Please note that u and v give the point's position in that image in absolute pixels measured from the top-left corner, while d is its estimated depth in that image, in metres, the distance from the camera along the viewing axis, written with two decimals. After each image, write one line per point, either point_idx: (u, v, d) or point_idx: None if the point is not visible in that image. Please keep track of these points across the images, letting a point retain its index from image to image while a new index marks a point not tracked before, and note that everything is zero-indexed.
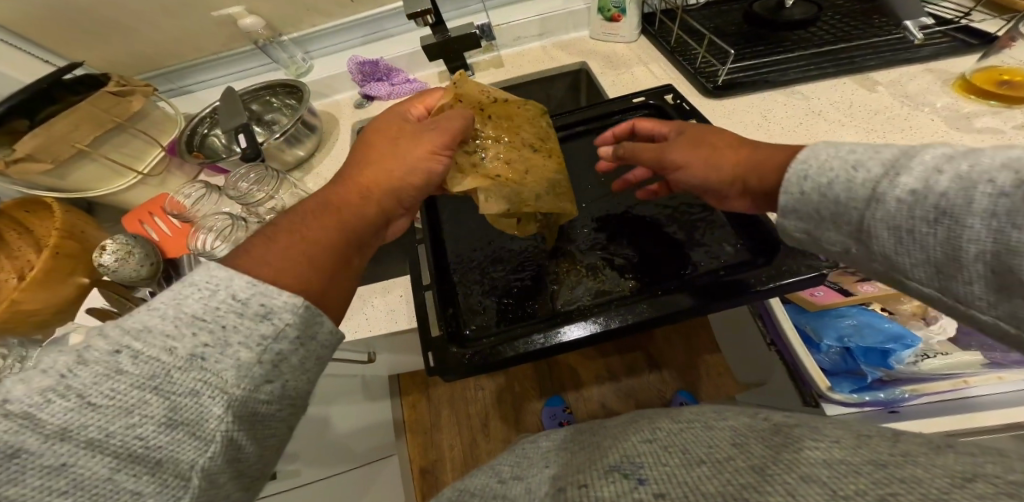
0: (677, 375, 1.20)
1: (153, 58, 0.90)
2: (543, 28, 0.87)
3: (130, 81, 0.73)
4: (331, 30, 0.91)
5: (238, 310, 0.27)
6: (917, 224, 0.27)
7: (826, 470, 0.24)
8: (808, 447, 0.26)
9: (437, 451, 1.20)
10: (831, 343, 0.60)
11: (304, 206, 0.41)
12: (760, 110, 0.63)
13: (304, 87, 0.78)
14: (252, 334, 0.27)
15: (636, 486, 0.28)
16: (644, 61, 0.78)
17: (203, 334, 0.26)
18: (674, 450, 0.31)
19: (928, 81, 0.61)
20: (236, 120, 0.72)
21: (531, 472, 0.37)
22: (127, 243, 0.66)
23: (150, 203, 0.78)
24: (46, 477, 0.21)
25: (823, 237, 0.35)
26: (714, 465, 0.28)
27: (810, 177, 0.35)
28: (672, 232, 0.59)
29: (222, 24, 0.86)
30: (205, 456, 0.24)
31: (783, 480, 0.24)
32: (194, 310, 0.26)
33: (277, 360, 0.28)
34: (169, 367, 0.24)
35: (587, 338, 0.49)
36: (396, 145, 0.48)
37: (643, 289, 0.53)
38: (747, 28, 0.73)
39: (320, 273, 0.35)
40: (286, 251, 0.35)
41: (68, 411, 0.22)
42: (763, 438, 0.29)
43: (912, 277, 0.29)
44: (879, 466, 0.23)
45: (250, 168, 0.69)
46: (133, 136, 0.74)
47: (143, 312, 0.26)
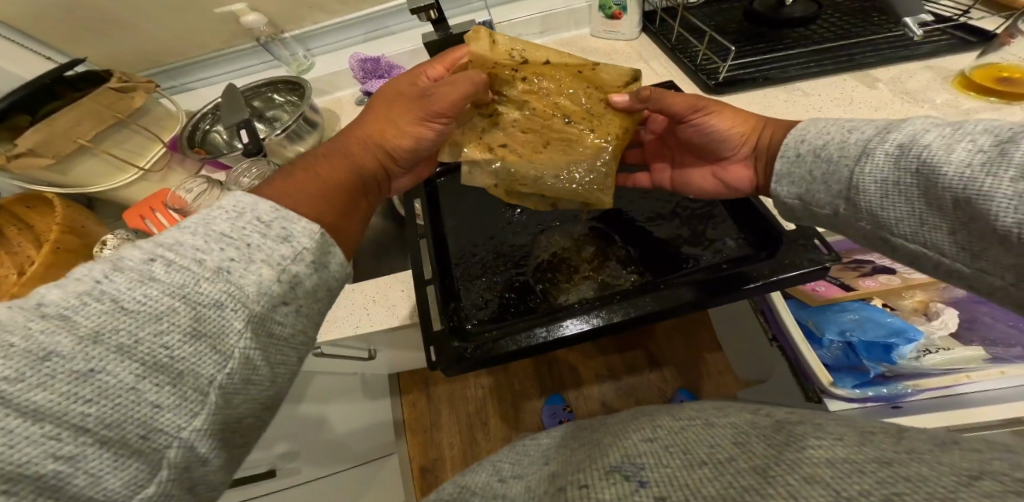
0: (677, 373, 1.20)
1: (156, 56, 0.90)
2: (545, 26, 0.87)
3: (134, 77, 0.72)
4: (333, 27, 0.91)
5: (262, 230, 0.28)
6: (901, 175, 0.33)
7: (829, 471, 0.24)
8: (811, 446, 0.27)
9: (437, 450, 1.20)
10: (833, 337, 0.61)
11: (319, 150, 0.45)
12: (761, 105, 0.63)
13: (305, 84, 0.79)
14: (273, 254, 0.28)
15: (636, 488, 0.28)
16: (645, 58, 0.79)
17: (230, 249, 0.26)
18: (675, 450, 0.31)
19: (927, 79, 0.61)
20: (238, 116, 0.72)
21: (530, 470, 0.38)
22: (126, 237, 0.69)
23: (153, 198, 0.77)
24: (75, 382, 0.21)
25: (813, 197, 0.40)
26: (716, 467, 0.28)
27: (806, 140, 0.42)
28: (674, 228, 0.59)
29: (224, 21, 0.86)
30: (223, 371, 0.25)
31: (785, 481, 0.24)
32: (222, 229, 0.27)
33: (294, 282, 0.28)
34: (198, 278, 0.25)
35: (583, 334, 0.49)
36: (393, 107, 0.49)
37: (644, 283, 0.54)
38: (748, 26, 0.73)
39: (328, 201, 0.37)
40: (298, 178, 0.37)
41: (102, 314, 0.22)
42: (765, 436, 0.30)
43: (898, 233, 0.34)
44: (884, 464, 0.23)
45: (252, 164, 0.70)
46: (135, 132, 0.74)
47: (173, 231, 0.27)
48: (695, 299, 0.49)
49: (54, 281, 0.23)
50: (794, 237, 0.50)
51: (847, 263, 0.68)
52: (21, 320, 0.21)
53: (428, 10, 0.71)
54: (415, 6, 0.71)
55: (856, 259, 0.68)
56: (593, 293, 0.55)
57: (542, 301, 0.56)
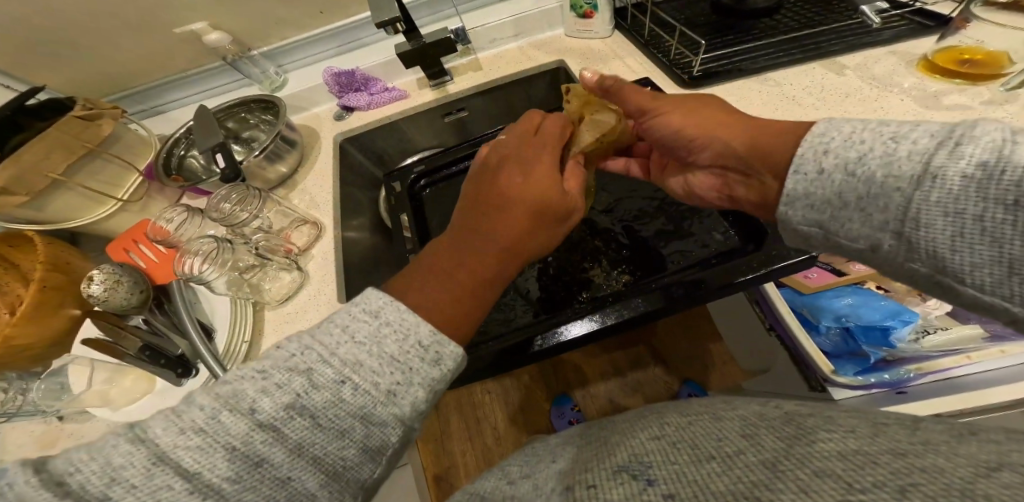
0: (683, 366, 1.23)
1: (120, 79, 0.88)
2: (519, 28, 0.87)
3: (97, 104, 0.71)
4: (302, 42, 0.89)
5: (421, 353, 0.31)
6: (989, 208, 0.25)
7: (841, 463, 0.25)
8: (823, 439, 0.28)
9: (450, 458, 1.22)
10: (831, 324, 0.62)
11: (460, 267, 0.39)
12: (736, 98, 0.63)
13: (280, 101, 0.75)
14: (428, 377, 0.31)
15: (645, 487, 0.29)
16: (620, 55, 0.79)
17: (397, 372, 0.30)
18: (683, 446, 0.32)
19: (892, 64, 0.59)
20: (213, 139, 0.71)
21: (538, 468, 0.39)
22: (114, 272, 0.68)
23: (134, 229, 0.77)
24: (275, 487, 0.26)
25: (842, 227, 0.34)
26: (724, 461, 0.29)
27: (832, 151, 0.34)
28: (661, 224, 0.60)
29: (187, 41, 0.84)
30: (374, 473, 0.30)
31: (797, 475, 0.25)
32: (392, 351, 0.30)
33: (435, 399, 0.32)
34: (374, 401, 0.29)
35: (585, 337, 0.50)
36: (542, 221, 0.44)
37: (636, 284, 0.54)
38: (715, 18, 0.73)
39: (467, 309, 0.38)
40: (444, 300, 0.37)
41: (304, 428, 0.27)
42: (774, 429, 0.31)
43: (968, 281, 0.27)
44: (899, 456, 0.25)
45: (230, 189, 0.70)
46: (107, 162, 0.72)
47: (351, 344, 0.30)
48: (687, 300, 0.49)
49: (261, 385, 0.27)
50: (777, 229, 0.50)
51: None
52: (245, 426, 0.26)
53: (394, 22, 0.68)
54: (378, 21, 0.67)
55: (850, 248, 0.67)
56: (588, 297, 0.55)
57: (529, 311, 0.56)
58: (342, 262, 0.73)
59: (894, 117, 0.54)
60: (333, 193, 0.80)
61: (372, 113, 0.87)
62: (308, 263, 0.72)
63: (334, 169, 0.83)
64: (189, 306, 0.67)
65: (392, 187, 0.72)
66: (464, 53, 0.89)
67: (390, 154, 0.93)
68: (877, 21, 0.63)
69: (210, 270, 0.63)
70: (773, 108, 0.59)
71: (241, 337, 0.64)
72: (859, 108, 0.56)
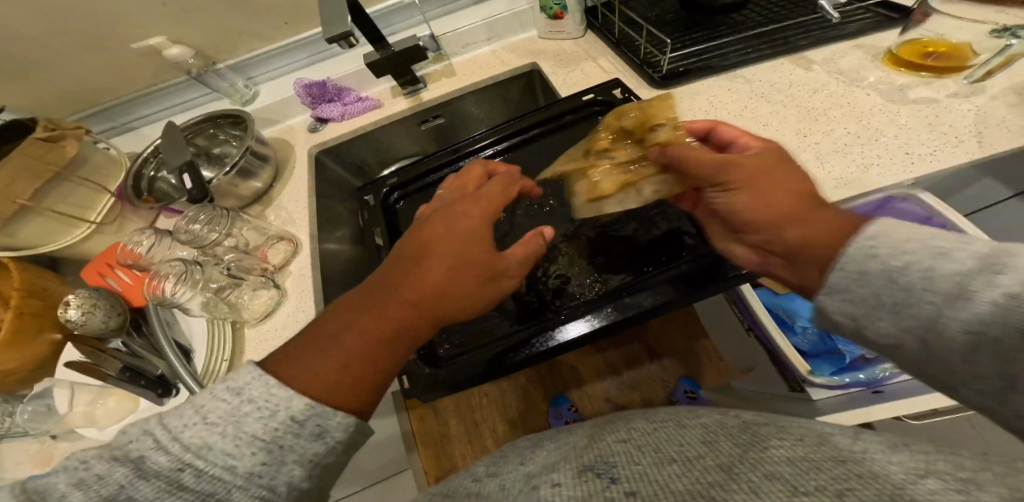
0: (678, 363, 1.23)
1: (86, 95, 0.85)
2: (491, 32, 0.87)
3: (61, 125, 0.71)
4: (271, 53, 0.88)
5: (295, 430, 0.31)
6: (1010, 337, 0.23)
7: (787, 467, 0.25)
8: (774, 446, 0.28)
9: (450, 461, 1.22)
10: (806, 325, 0.63)
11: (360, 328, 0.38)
12: (707, 97, 0.62)
13: (249, 116, 0.74)
14: (305, 452, 0.31)
15: (607, 484, 0.29)
16: (592, 56, 0.78)
17: (260, 453, 0.29)
18: (648, 449, 0.33)
19: (857, 58, 0.58)
20: (182, 157, 0.70)
21: (505, 470, 0.38)
22: (90, 296, 0.67)
23: (106, 253, 0.76)
24: None
25: (872, 323, 0.31)
26: (683, 464, 0.29)
27: (879, 255, 0.31)
28: (631, 229, 0.57)
29: (147, 56, 0.82)
30: None
31: (749, 477, 0.25)
32: (253, 431, 0.29)
33: (314, 468, 0.32)
34: (230, 486, 0.28)
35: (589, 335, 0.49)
36: (458, 275, 0.43)
37: (610, 293, 0.52)
38: (685, 15, 0.72)
39: (359, 374, 0.36)
40: (333, 366, 0.35)
41: None
42: (731, 436, 0.31)
43: (967, 385, 0.26)
44: (839, 462, 0.25)
45: (199, 210, 0.70)
46: (76, 185, 0.71)
47: (199, 425, 0.29)
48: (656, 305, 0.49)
49: (80, 477, 0.25)
50: None
51: None
52: None
53: (348, 37, 0.60)
54: (326, 37, 0.59)
55: None
56: (555, 305, 0.54)
57: (504, 323, 0.55)
58: (319, 277, 0.73)
59: (861, 112, 0.53)
60: (308, 208, 0.79)
61: (345, 125, 0.86)
62: (286, 280, 0.71)
63: (312, 182, 0.83)
64: (166, 326, 0.67)
65: (365, 201, 0.72)
66: (437, 60, 0.88)
67: (369, 165, 0.93)
68: (836, 17, 0.62)
69: (183, 292, 0.64)
70: (741, 106, 0.59)
71: (221, 356, 0.64)
72: (828, 104, 0.55)
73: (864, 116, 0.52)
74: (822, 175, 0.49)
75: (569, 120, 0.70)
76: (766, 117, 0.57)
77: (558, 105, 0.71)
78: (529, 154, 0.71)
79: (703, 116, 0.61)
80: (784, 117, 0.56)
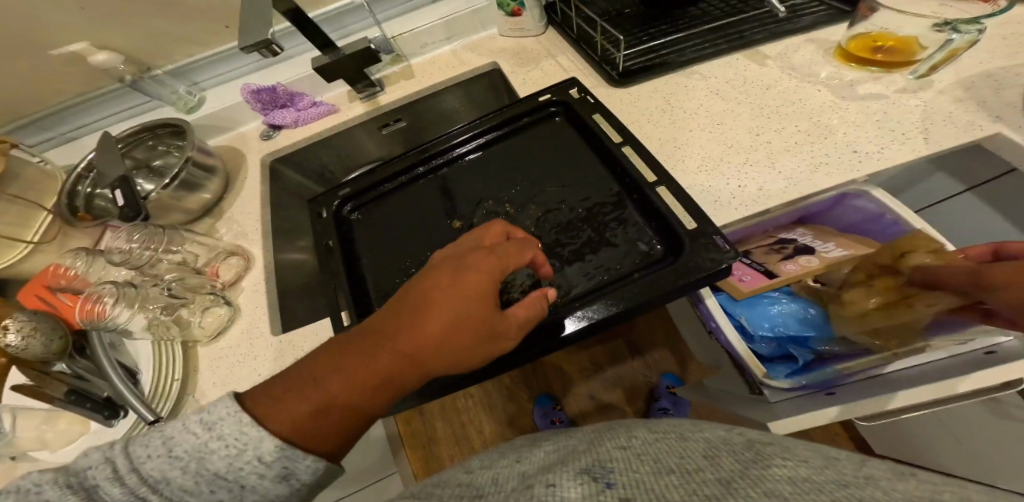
0: (660, 358, 1.24)
1: (18, 106, 0.80)
2: (450, 31, 0.84)
3: None
4: (215, 57, 0.85)
5: (261, 469, 0.30)
6: None
7: (789, 487, 0.21)
8: (777, 465, 0.24)
9: (438, 462, 1.21)
10: (765, 333, 0.60)
11: (339, 372, 0.34)
12: (663, 95, 0.61)
13: (189, 124, 0.71)
14: (267, 492, 0.31)
15: (603, 490, 0.24)
16: (553, 53, 0.76)
17: (223, 490, 0.30)
18: (648, 457, 0.28)
19: (810, 52, 0.57)
20: (113, 172, 0.67)
21: (501, 463, 0.34)
22: (30, 321, 0.63)
23: (41, 276, 0.71)
24: None
25: None
26: (683, 474, 0.24)
27: None
28: (585, 235, 0.55)
29: (71, 63, 0.77)
30: None
31: (748, 493, 0.21)
32: (216, 469, 0.30)
33: None
34: None
35: (582, 331, 0.46)
36: (454, 340, 0.36)
37: (563, 305, 0.49)
38: (644, 9, 0.70)
39: (328, 423, 0.33)
40: (302, 411, 0.33)
41: None
42: (732, 453, 0.27)
43: None
44: (842, 486, 0.20)
45: (128, 229, 0.67)
46: (8, 203, 0.68)
47: (163, 460, 0.29)
48: (612, 315, 0.46)
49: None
50: (694, 238, 0.46)
51: (771, 246, 0.62)
52: None
53: (272, 44, 0.57)
54: (246, 47, 0.56)
55: (780, 241, 0.62)
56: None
57: None
58: (274, 297, 0.70)
59: (812, 109, 0.51)
60: (263, 222, 0.77)
61: (301, 131, 0.84)
62: (237, 296, 0.69)
63: (265, 191, 0.80)
64: (109, 348, 0.63)
65: (317, 213, 0.68)
66: (394, 61, 0.85)
67: (330, 171, 0.90)
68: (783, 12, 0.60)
69: (121, 313, 0.61)
70: (696, 104, 0.58)
71: (171, 376, 0.61)
72: (780, 101, 0.54)
73: (818, 112, 0.51)
74: (773, 176, 0.48)
75: (528, 121, 0.68)
76: (721, 115, 0.56)
77: (511, 108, 0.69)
78: (488, 158, 0.69)
79: (661, 114, 0.60)
80: (737, 115, 0.55)
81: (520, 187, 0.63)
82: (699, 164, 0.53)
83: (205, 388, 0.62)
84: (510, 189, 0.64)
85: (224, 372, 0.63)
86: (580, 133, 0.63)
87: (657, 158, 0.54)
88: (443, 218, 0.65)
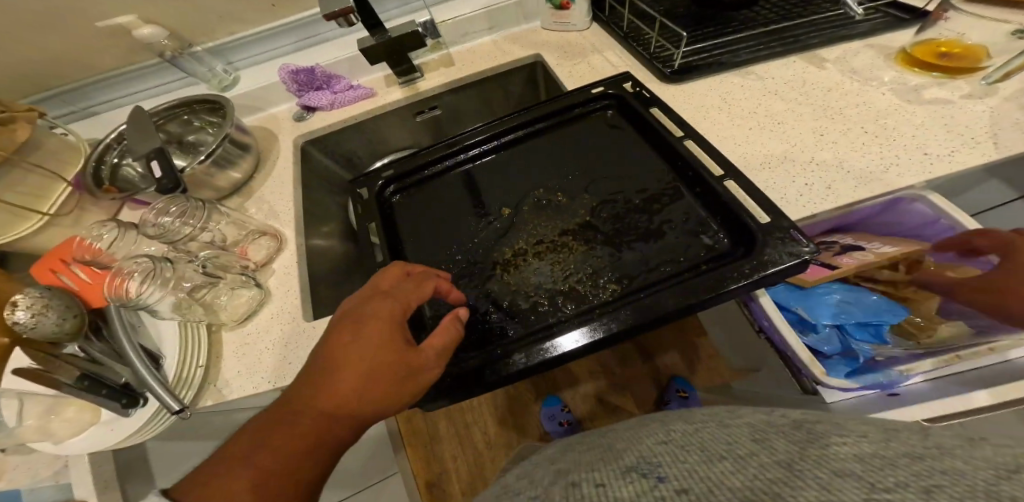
0: (670, 362, 1.23)
1: (45, 76, 0.76)
2: (492, 21, 0.84)
3: (9, 108, 0.63)
4: (254, 37, 0.81)
5: None
6: None
7: (859, 464, 0.19)
8: (836, 443, 0.22)
9: (440, 463, 1.18)
10: (826, 323, 0.55)
11: (278, 429, 0.38)
12: (719, 93, 0.61)
13: (227, 100, 0.68)
14: None
15: (655, 484, 0.22)
16: (598, 49, 0.76)
17: None
18: (693, 447, 0.26)
19: (871, 57, 0.58)
20: (149, 143, 0.64)
21: (537, 473, 0.31)
22: (42, 296, 0.59)
23: (59, 249, 0.67)
24: None
25: None
26: (738, 460, 0.22)
27: None
28: (643, 221, 0.55)
29: (115, 35, 0.74)
30: None
31: (817, 475, 0.19)
32: None
33: None
34: None
35: (582, 350, 0.45)
36: (378, 373, 0.40)
37: (625, 293, 0.49)
38: (695, 10, 0.71)
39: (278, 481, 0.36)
40: (247, 478, 0.35)
41: None
42: (785, 434, 0.24)
43: None
44: (916, 460, 0.19)
45: (169, 200, 0.63)
46: (26, 172, 0.63)
47: None
48: (687, 306, 0.44)
49: None
50: (770, 231, 0.45)
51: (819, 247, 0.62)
52: None
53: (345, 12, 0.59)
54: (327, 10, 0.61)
55: (825, 243, 0.63)
56: (552, 307, 0.52)
57: (518, 326, 0.51)
58: (306, 276, 0.68)
59: (879, 112, 0.52)
60: (294, 203, 0.74)
61: (336, 114, 0.82)
62: (267, 278, 0.67)
63: (297, 172, 0.78)
64: (130, 329, 0.60)
65: (358, 194, 0.66)
66: (434, 48, 0.84)
67: (355, 158, 0.88)
68: (859, 13, 0.61)
69: (150, 292, 0.57)
70: (755, 103, 0.58)
71: (196, 362, 0.58)
72: (842, 102, 0.54)
73: (883, 115, 0.51)
74: (840, 175, 0.48)
75: (580, 112, 0.68)
76: (781, 115, 0.56)
77: (560, 99, 0.69)
78: (535, 149, 0.68)
79: (716, 112, 0.60)
80: (799, 115, 0.55)
81: (573, 177, 0.63)
82: (762, 161, 0.52)
83: (230, 376, 0.59)
84: (565, 178, 0.63)
85: (251, 360, 0.60)
86: (633, 125, 0.63)
87: (722, 153, 0.54)
88: (490, 206, 0.64)
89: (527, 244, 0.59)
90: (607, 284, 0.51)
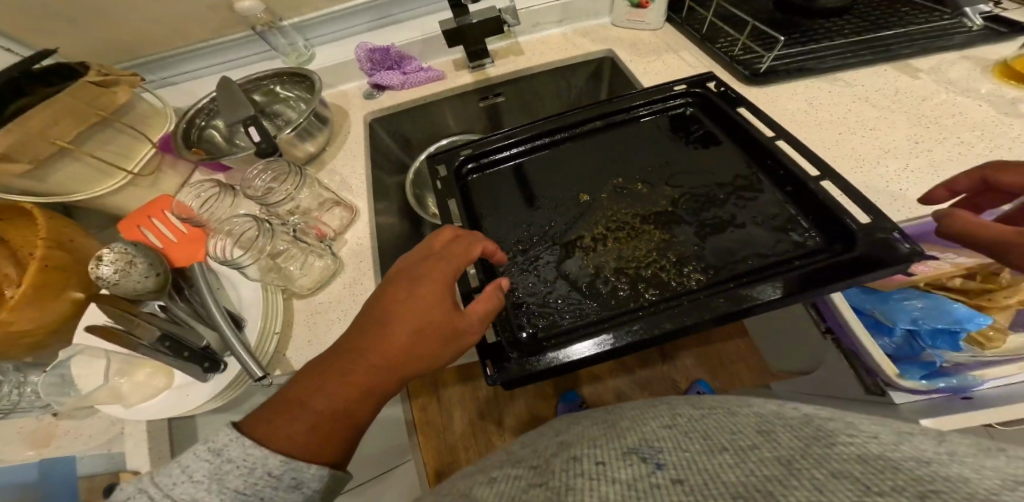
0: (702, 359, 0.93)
1: (139, 43, 0.78)
2: (564, 14, 0.85)
3: (112, 70, 0.64)
4: (338, 15, 0.83)
5: (275, 482, 0.34)
6: None
7: (859, 466, 0.19)
8: (843, 443, 0.21)
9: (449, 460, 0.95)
10: (903, 328, 0.56)
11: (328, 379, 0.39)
12: (805, 98, 0.63)
13: (315, 76, 0.69)
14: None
15: (653, 471, 0.22)
16: (674, 48, 0.77)
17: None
18: (696, 435, 0.25)
19: (967, 68, 0.61)
20: (239, 113, 0.65)
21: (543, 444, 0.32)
22: (127, 250, 0.60)
23: (150, 205, 0.69)
24: None
25: None
26: (738, 453, 0.22)
27: None
28: (728, 214, 0.56)
29: (213, 8, 0.76)
30: None
31: (811, 474, 0.19)
32: (235, 486, 0.33)
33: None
34: None
35: (596, 357, 0.46)
36: (425, 334, 0.42)
37: (711, 284, 0.51)
38: (780, 15, 0.73)
39: (329, 427, 0.37)
40: (298, 424, 0.36)
41: None
42: (791, 428, 0.24)
43: None
44: (920, 463, 0.19)
45: (267, 164, 0.66)
46: (117, 132, 0.65)
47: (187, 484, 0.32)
48: (779, 296, 0.46)
49: None
50: (867, 231, 0.47)
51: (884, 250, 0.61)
52: None
53: None
54: None
55: None
56: (633, 293, 0.53)
57: (599, 309, 0.53)
58: (376, 250, 0.69)
59: (976, 123, 0.55)
60: (365, 176, 0.76)
61: (405, 94, 0.83)
62: (342, 248, 0.68)
63: (367, 148, 0.79)
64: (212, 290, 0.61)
65: (436, 170, 0.68)
66: (505, 36, 0.86)
67: (417, 138, 0.89)
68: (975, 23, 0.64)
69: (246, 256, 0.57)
70: (844, 108, 0.59)
71: (273, 327, 0.59)
72: (936, 112, 0.57)
73: (980, 127, 0.54)
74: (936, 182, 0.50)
75: (657, 109, 0.70)
76: (873, 121, 0.58)
77: (629, 96, 0.71)
78: (612, 139, 0.69)
79: (800, 115, 0.61)
80: (894, 122, 0.57)
81: (653, 169, 0.64)
82: (854, 164, 0.54)
83: (300, 345, 0.60)
84: (646, 169, 0.65)
85: (322, 329, 0.61)
86: (718, 122, 0.65)
87: (817, 153, 0.55)
88: (567, 192, 0.66)
89: (607, 231, 0.60)
90: (685, 273, 0.53)
